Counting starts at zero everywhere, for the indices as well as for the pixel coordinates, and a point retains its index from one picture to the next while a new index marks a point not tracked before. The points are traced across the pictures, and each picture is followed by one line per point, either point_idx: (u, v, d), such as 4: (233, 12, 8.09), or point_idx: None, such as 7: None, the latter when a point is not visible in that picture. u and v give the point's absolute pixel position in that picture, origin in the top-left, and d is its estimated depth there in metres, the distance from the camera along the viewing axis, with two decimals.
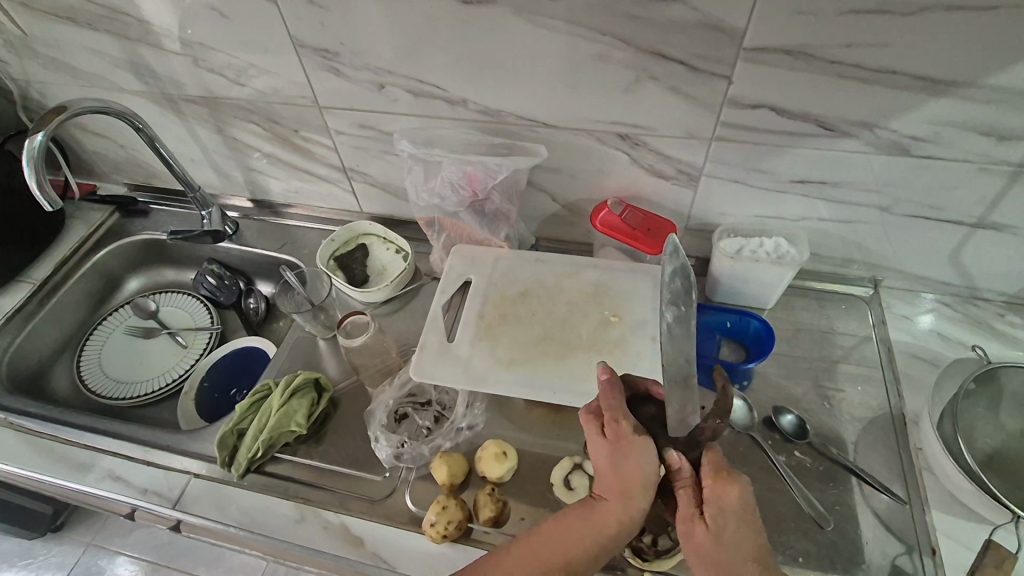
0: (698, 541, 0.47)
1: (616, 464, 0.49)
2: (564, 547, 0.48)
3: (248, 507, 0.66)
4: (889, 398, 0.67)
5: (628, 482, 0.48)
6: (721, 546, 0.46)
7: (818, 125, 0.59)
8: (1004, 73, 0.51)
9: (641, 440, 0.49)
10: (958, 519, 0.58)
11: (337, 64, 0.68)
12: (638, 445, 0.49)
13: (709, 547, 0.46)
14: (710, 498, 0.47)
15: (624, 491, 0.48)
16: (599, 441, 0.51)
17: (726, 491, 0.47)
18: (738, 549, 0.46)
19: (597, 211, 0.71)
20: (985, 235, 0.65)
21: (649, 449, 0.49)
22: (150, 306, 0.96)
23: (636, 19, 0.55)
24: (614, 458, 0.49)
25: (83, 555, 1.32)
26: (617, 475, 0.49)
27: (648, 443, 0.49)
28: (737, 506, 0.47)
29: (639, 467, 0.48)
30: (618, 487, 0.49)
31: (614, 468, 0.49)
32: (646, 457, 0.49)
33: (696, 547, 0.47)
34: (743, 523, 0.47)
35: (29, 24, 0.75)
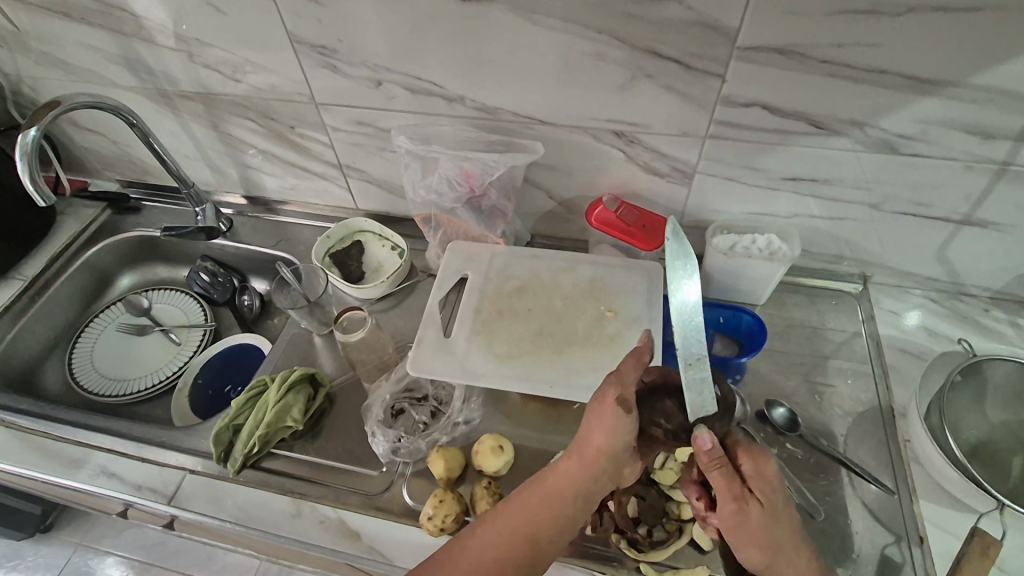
0: (755, 523, 0.48)
1: (589, 429, 0.52)
2: (527, 517, 0.50)
3: (244, 503, 0.66)
4: (879, 392, 0.69)
5: (592, 450, 0.51)
6: (769, 524, 0.48)
7: (809, 123, 0.60)
8: (989, 73, 0.52)
9: (626, 417, 0.51)
10: (946, 508, 0.59)
11: (334, 61, 0.68)
12: (614, 414, 0.51)
13: (757, 527, 0.48)
14: (753, 475, 0.49)
15: (587, 460, 0.51)
16: (583, 408, 0.54)
17: (766, 466, 0.50)
18: (780, 520, 0.49)
19: (592, 209, 0.72)
20: (972, 232, 0.67)
21: (624, 423, 0.50)
22: (143, 303, 0.95)
23: (632, 18, 0.56)
24: (585, 425, 0.52)
25: (73, 555, 1.31)
26: (585, 443, 0.51)
27: (624, 417, 0.51)
28: (775, 478, 0.50)
29: (609, 436, 0.50)
30: (584, 455, 0.51)
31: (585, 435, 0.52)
32: (617, 428, 0.51)
33: (750, 530, 0.48)
34: (781, 496, 0.49)
35: (22, 18, 0.75)
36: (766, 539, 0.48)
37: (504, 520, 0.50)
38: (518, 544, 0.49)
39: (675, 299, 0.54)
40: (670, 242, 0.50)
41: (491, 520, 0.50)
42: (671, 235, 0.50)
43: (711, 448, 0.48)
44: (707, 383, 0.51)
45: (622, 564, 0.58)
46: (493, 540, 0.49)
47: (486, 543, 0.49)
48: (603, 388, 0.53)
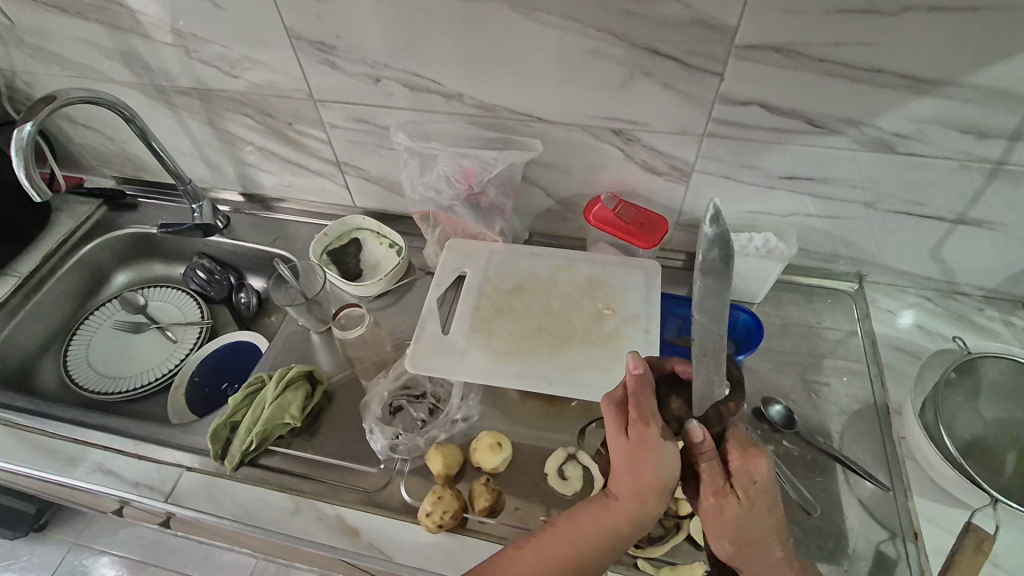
0: (728, 518, 0.48)
1: (633, 466, 0.49)
2: (575, 548, 0.49)
3: (242, 500, 0.66)
4: (873, 390, 0.69)
5: (643, 487, 0.48)
6: (749, 520, 0.48)
7: (806, 122, 0.61)
8: (984, 72, 0.53)
9: (669, 449, 0.48)
10: (940, 505, 0.60)
11: (333, 57, 0.68)
12: (659, 449, 0.48)
13: (737, 521, 0.48)
14: (739, 473, 0.49)
15: (639, 495, 0.49)
16: (618, 438, 0.50)
17: (755, 463, 0.49)
18: (764, 523, 0.48)
19: (591, 206, 0.72)
20: (966, 231, 0.67)
21: (670, 456, 0.48)
22: (139, 301, 0.94)
23: (631, 16, 0.56)
24: (630, 461, 0.49)
25: (68, 555, 1.30)
26: (634, 480, 0.49)
27: (671, 452, 0.48)
28: (765, 483, 0.48)
29: (659, 473, 0.48)
30: (635, 491, 0.49)
31: (630, 470, 0.49)
32: (665, 464, 0.48)
33: (724, 524, 0.48)
34: (767, 500, 0.48)
35: (17, 12, 0.74)
36: (741, 537, 0.48)
37: (550, 548, 0.50)
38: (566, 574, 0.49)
39: (700, 274, 0.53)
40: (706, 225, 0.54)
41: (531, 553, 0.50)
42: (711, 217, 0.54)
43: (702, 439, 0.50)
44: (719, 369, 0.51)
45: (622, 560, 0.59)
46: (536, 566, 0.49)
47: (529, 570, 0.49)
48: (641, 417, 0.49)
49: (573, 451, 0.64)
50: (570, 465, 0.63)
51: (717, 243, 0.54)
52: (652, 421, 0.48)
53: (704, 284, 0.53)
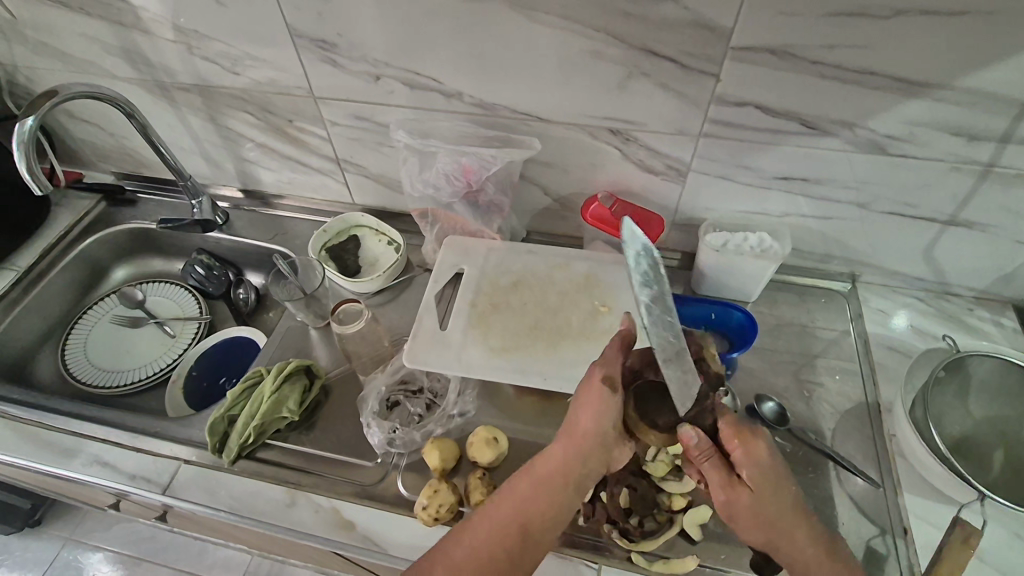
0: (745, 507, 0.49)
1: (572, 416, 0.52)
2: (515, 506, 0.50)
3: (239, 493, 0.66)
4: (865, 389, 0.70)
5: (579, 435, 0.51)
6: (764, 504, 0.49)
7: (801, 123, 0.62)
8: (973, 76, 0.54)
9: (609, 398, 0.51)
10: (928, 501, 0.61)
11: (334, 55, 0.68)
12: (600, 398, 0.51)
13: (753, 507, 0.49)
14: (744, 459, 0.50)
15: (576, 446, 0.51)
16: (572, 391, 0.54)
17: (756, 448, 0.50)
18: (781, 503, 0.50)
19: (588, 204, 0.73)
20: (957, 232, 0.68)
21: (609, 405, 0.51)
22: (138, 295, 0.95)
23: (629, 17, 0.57)
24: (571, 412, 0.52)
25: (62, 550, 1.30)
26: (570, 429, 0.52)
27: (607, 396, 0.51)
28: (769, 461, 0.50)
29: (594, 419, 0.51)
30: (569, 440, 0.52)
31: (571, 419, 0.52)
32: (605, 410, 0.51)
33: (743, 514, 0.49)
34: (777, 478, 0.50)
35: (18, 8, 0.75)
36: (765, 518, 0.49)
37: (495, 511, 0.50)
38: (511, 540, 0.49)
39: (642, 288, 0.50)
40: (629, 248, 0.50)
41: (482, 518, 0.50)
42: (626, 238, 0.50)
43: (696, 441, 0.49)
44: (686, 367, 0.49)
45: (612, 555, 0.59)
46: (484, 535, 0.49)
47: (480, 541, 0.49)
48: (592, 371, 0.54)
49: None
50: None
51: (644, 261, 0.51)
52: (601, 373, 0.53)
53: (648, 296, 0.50)
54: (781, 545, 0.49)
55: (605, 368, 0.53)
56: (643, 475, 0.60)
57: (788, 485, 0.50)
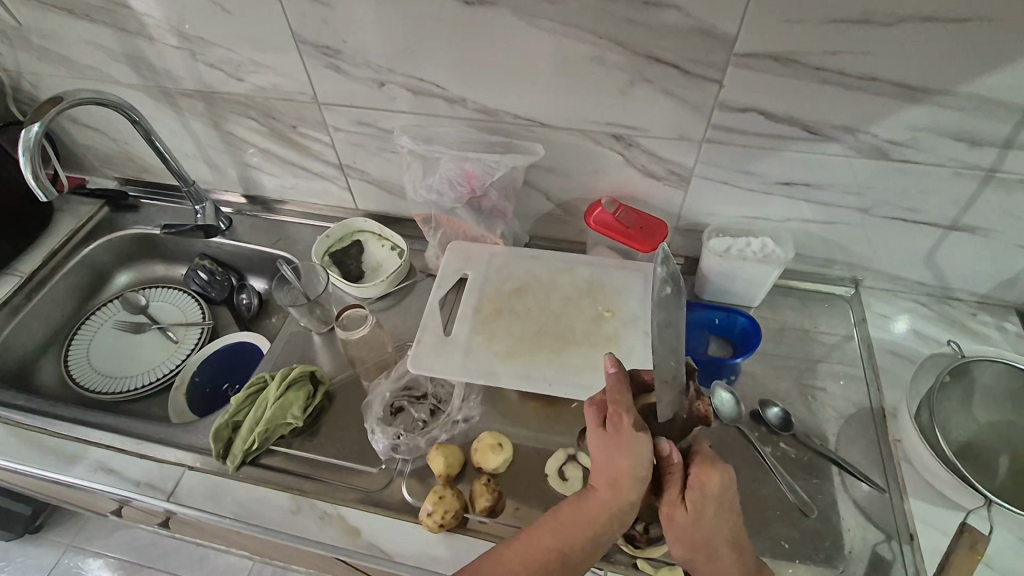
0: (681, 526, 0.49)
1: (608, 456, 0.51)
2: (554, 540, 0.49)
3: (243, 499, 0.66)
4: (869, 393, 0.70)
5: (618, 476, 0.49)
6: (702, 531, 0.49)
7: (804, 129, 0.62)
8: (976, 82, 0.54)
9: (643, 441, 0.49)
10: (932, 505, 0.61)
11: (338, 62, 0.69)
12: (634, 441, 0.49)
13: (687, 530, 0.49)
14: (694, 484, 0.49)
15: (616, 487, 0.49)
16: (596, 429, 0.52)
17: (711, 478, 0.49)
18: (717, 533, 0.49)
19: (591, 209, 0.73)
20: (959, 237, 0.69)
21: (642, 447, 0.49)
22: (141, 301, 0.95)
23: (632, 23, 0.57)
24: (606, 451, 0.51)
25: (62, 557, 1.29)
26: (606, 469, 0.50)
27: (642, 440, 0.49)
28: (720, 496, 0.49)
29: (628, 460, 0.49)
30: (609, 479, 0.50)
31: (607, 459, 0.51)
32: (638, 452, 0.49)
33: (678, 531, 0.49)
34: (720, 510, 0.49)
35: (24, 15, 0.75)
36: (694, 542, 0.49)
37: (534, 540, 0.50)
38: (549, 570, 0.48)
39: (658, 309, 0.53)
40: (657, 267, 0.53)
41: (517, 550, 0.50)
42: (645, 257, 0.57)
43: (668, 455, 0.50)
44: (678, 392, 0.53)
45: (618, 560, 0.59)
46: (521, 566, 0.49)
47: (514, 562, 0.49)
48: (616, 413, 0.51)
49: (573, 451, 0.64)
50: (570, 466, 0.63)
51: (668, 283, 0.53)
52: (626, 418, 0.50)
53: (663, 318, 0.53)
54: (700, 563, 0.50)
55: (629, 414, 0.51)
56: None
57: (731, 516, 0.50)
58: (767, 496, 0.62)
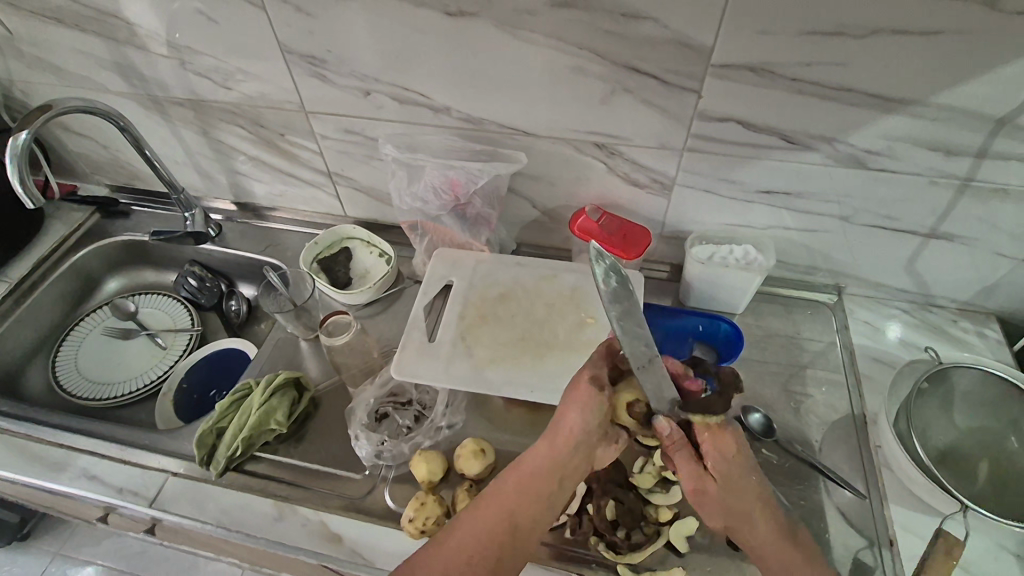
0: (711, 496, 0.51)
1: (562, 417, 0.53)
2: (507, 506, 0.50)
3: (227, 505, 0.66)
4: (851, 400, 0.71)
5: (568, 433, 0.52)
6: (731, 493, 0.51)
7: (781, 138, 0.63)
8: (947, 93, 0.55)
9: (599, 397, 0.53)
10: (913, 511, 0.61)
11: (324, 71, 0.69)
12: (590, 398, 0.53)
13: (719, 495, 0.51)
14: (711, 450, 0.52)
15: (565, 443, 0.52)
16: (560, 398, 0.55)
17: (723, 441, 0.52)
18: (744, 493, 0.52)
19: (575, 217, 0.74)
20: (938, 244, 0.69)
21: (597, 403, 0.53)
22: (129, 307, 0.95)
23: (610, 35, 0.58)
24: (561, 411, 0.54)
25: (50, 564, 1.29)
26: (562, 426, 0.53)
27: (595, 398, 0.53)
28: (734, 453, 0.52)
29: (582, 417, 0.52)
30: (558, 437, 0.53)
31: (559, 419, 0.54)
32: (591, 409, 0.53)
33: (711, 501, 0.51)
34: (740, 469, 0.52)
35: (15, 24, 0.76)
36: (727, 505, 0.51)
37: (484, 506, 0.51)
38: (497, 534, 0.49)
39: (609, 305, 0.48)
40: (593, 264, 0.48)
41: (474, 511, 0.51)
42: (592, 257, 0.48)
43: (668, 433, 0.51)
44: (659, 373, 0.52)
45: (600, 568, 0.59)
46: (471, 528, 0.49)
47: (469, 534, 0.49)
48: (580, 376, 0.55)
49: None
50: None
51: (612, 278, 0.48)
52: (590, 376, 0.55)
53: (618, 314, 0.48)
54: (740, 532, 0.51)
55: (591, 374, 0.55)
56: (630, 488, 0.61)
57: (752, 473, 0.52)
58: None
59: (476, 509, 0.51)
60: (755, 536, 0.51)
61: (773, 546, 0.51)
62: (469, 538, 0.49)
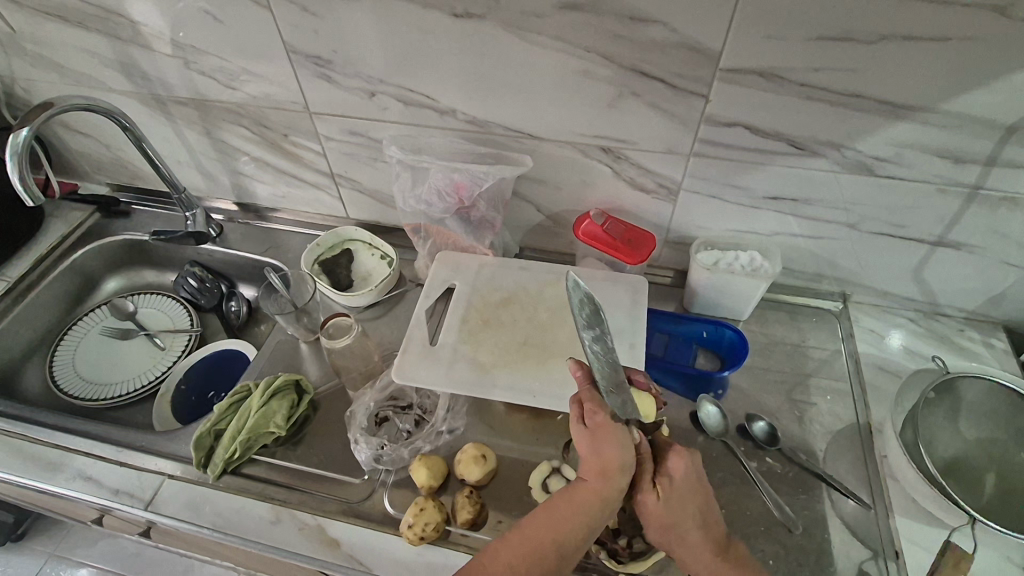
0: (653, 511, 0.51)
1: (595, 450, 0.51)
2: (552, 536, 0.48)
3: (223, 509, 0.65)
4: (857, 409, 0.70)
5: (608, 466, 0.50)
6: (672, 512, 0.51)
7: (789, 144, 0.62)
8: (956, 100, 0.55)
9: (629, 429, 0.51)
10: (921, 523, 0.60)
11: (329, 71, 0.69)
12: (621, 431, 0.51)
13: (660, 513, 0.51)
14: (663, 470, 0.53)
15: (609, 477, 0.50)
16: (580, 429, 0.53)
17: (676, 463, 0.53)
18: (686, 513, 0.51)
19: (579, 221, 0.73)
20: (946, 253, 0.69)
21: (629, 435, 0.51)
22: (128, 307, 0.94)
23: (619, 38, 0.58)
24: (593, 444, 0.51)
25: (44, 566, 1.27)
26: (597, 458, 0.51)
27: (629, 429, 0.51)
28: (687, 478, 0.53)
29: (616, 452, 0.50)
30: (598, 469, 0.50)
31: (595, 451, 0.51)
32: (626, 441, 0.50)
33: (652, 516, 0.52)
34: (688, 491, 0.52)
35: (19, 21, 0.76)
36: (668, 523, 0.51)
37: (526, 532, 0.49)
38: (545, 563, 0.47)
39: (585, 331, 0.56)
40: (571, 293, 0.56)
41: (511, 539, 0.49)
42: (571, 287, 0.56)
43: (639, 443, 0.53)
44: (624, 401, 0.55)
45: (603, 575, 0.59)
46: (514, 555, 0.48)
47: (510, 561, 0.48)
48: (590, 411, 0.53)
49: (557, 464, 0.64)
50: (553, 479, 0.62)
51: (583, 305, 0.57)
52: (600, 416, 0.53)
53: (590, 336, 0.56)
54: (676, 546, 0.52)
55: (602, 408, 0.53)
56: None
57: (699, 499, 0.52)
58: (752, 511, 0.62)
59: (518, 537, 0.49)
60: (690, 553, 0.51)
61: (703, 566, 0.51)
62: (510, 564, 0.47)
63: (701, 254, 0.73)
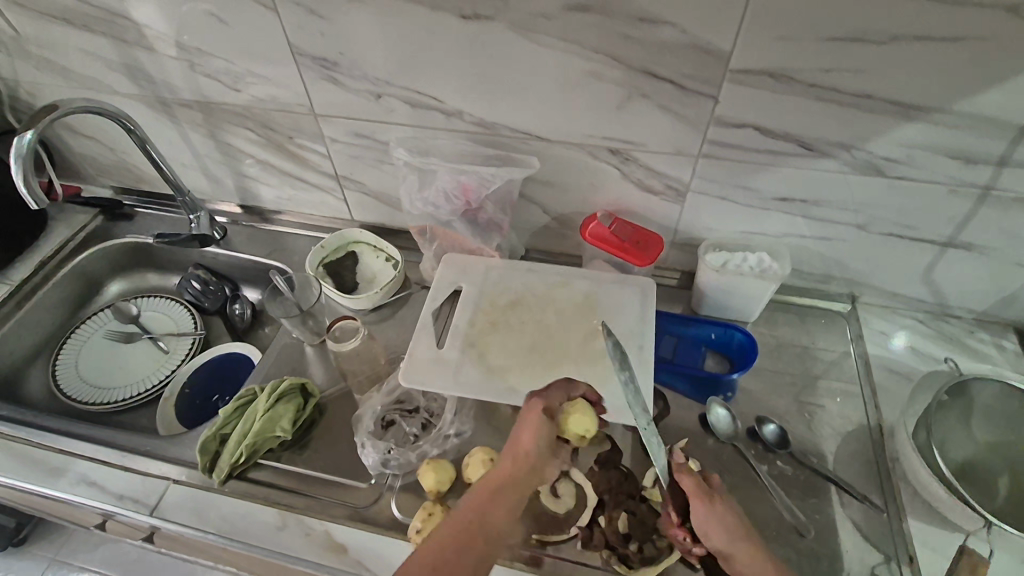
0: (719, 512, 0.53)
1: (516, 438, 0.56)
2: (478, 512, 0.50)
3: (228, 514, 0.64)
4: (868, 412, 0.69)
5: (523, 448, 0.55)
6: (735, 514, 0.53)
7: (799, 145, 0.62)
8: (968, 101, 0.54)
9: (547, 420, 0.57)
10: (934, 527, 0.60)
11: (336, 74, 0.69)
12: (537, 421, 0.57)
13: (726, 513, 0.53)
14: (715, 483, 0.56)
15: (521, 457, 0.54)
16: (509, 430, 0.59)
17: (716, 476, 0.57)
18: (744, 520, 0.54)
19: (587, 223, 0.73)
20: (956, 254, 0.68)
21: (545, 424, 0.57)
22: (133, 310, 0.93)
23: (628, 39, 0.57)
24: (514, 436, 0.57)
25: (46, 571, 1.26)
26: (514, 445, 0.56)
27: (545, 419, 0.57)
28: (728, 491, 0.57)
29: (533, 436, 0.56)
30: (515, 453, 0.55)
31: (514, 440, 0.56)
32: (541, 428, 0.56)
33: (722, 518, 0.53)
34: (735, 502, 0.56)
35: (23, 24, 0.75)
36: (733, 523, 0.52)
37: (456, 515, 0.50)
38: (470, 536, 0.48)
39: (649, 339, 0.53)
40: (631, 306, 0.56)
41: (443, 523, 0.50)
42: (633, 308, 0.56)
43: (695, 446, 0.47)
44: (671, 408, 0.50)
45: None
46: (444, 532, 0.48)
47: (441, 537, 0.48)
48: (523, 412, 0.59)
49: (567, 468, 0.63)
50: (562, 483, 0.62)
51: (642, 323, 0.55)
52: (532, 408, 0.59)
53: None
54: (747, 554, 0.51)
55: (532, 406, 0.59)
56: (642, 499, 0.60)
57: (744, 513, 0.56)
58: (763, 515, 0.61)
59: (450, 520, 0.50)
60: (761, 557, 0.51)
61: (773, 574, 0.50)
62: (439, 541, 0.48)
63: (710, 254, 0.73)
